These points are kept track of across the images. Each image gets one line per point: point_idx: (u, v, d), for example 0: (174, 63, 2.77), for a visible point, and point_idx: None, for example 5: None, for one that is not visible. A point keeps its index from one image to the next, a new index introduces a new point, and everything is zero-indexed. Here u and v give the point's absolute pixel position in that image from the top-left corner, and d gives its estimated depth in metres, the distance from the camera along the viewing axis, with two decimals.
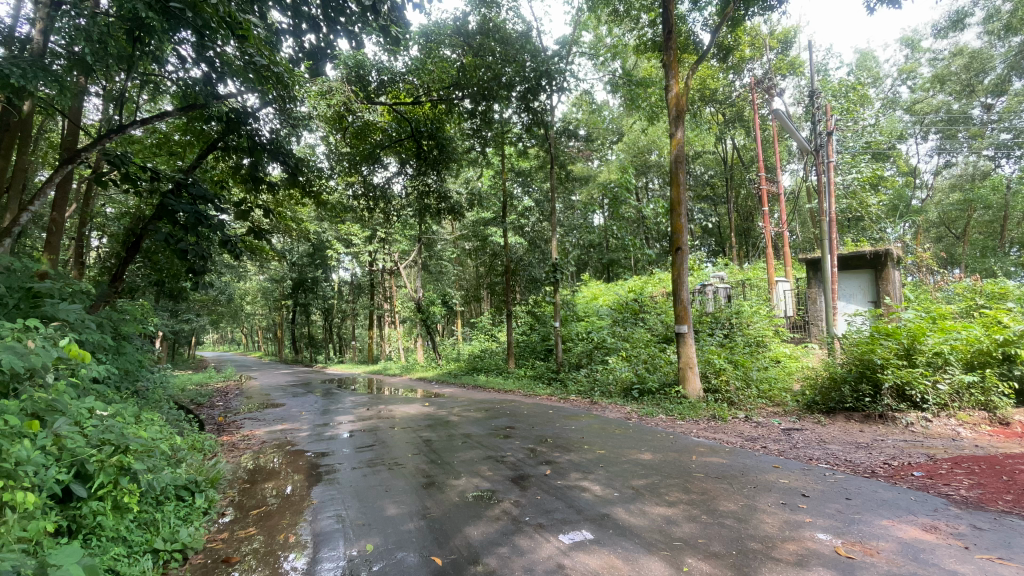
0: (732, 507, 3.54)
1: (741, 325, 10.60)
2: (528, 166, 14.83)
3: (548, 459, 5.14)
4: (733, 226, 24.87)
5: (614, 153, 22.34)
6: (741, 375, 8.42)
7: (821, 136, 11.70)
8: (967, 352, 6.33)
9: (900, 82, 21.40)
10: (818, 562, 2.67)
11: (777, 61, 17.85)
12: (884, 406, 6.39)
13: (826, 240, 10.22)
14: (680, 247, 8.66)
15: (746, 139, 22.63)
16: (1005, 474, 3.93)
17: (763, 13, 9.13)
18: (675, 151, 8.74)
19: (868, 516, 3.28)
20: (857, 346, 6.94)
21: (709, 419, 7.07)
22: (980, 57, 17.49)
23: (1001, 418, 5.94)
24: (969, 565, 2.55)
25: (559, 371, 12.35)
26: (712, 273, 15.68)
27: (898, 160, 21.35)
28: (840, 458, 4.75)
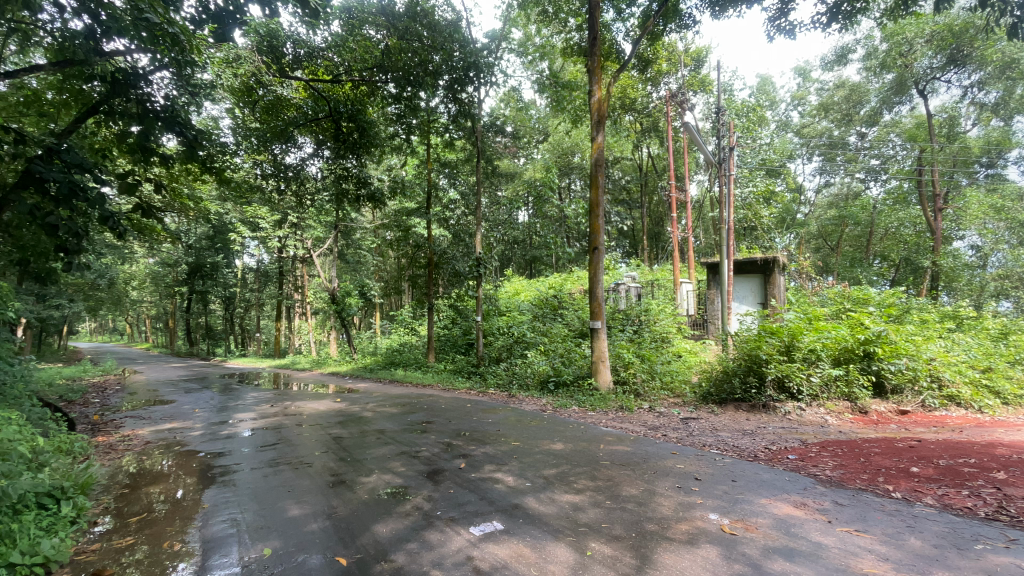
0: (634, 492, 3.76)
1: (650, 322, 11.25)
2: (455, 158, 14.61)
3: (463, 452, 5.13)
4: (645, 230, 26.47)
5: (540, 152, 22.76)
6: (646, 368, 9.00)
7: (724, 151, 12.77)
8: (835, 349, 7.26)
9: (792, 107, 23.92)
10: (707, 540, 2.91)
11: (690, 77, 19.16)
12: (767, 397, 7.11)
13: (726, 245, 11.18)
14: (596, 246, 8.94)
15: (660, 148, 24.11)
16: (862, 457, 4.55)
17: (679, 31, 9.68)
18: (596, 154, 9.08)
19: (750, 495, 3.64)
20: (747, 343, 7.68)
21: (617, 409, 7.48)
22: (858, 91, 19.36)
23: (861, 407, 6.85)
24: (830, 537, 2.91)
25: (478, 366, 12.40)
26: (626, 273, 16.54)
27: (787, 178, 23.84)
28: (729, 443, 5.22)
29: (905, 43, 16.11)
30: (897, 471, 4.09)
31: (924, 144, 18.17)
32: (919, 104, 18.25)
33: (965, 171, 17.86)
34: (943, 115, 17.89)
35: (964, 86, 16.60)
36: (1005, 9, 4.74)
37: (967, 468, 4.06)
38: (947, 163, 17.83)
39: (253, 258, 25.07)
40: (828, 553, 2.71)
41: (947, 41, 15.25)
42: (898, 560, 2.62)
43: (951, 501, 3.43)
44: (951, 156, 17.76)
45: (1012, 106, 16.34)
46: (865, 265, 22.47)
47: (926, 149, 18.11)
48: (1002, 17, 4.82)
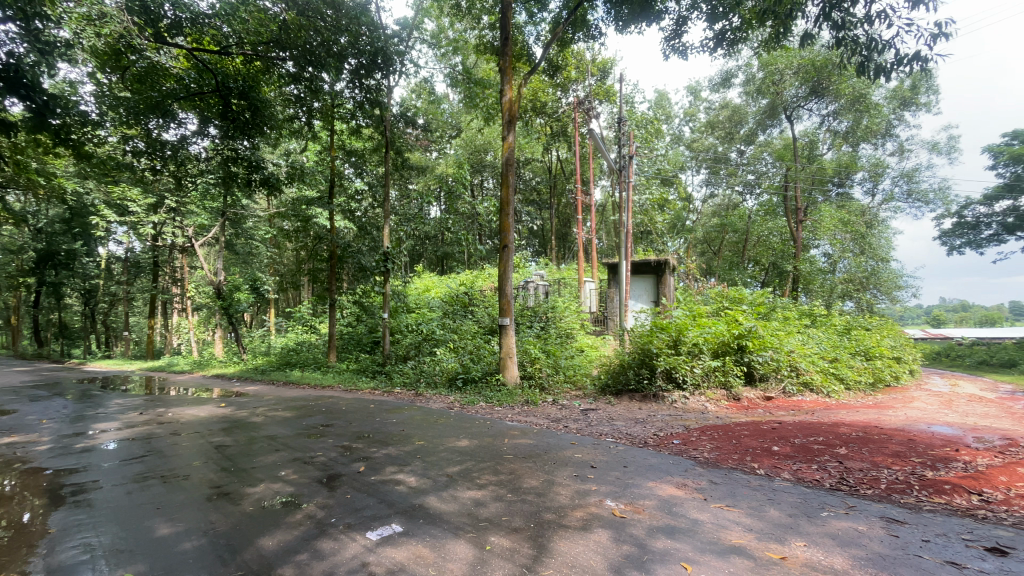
0: (534, 483, 3.88)
1: (555, 319, 11.62)
2: (361, 146, 13.94)
3: (363, 455, 4.93)
4: (553, 230, 27.42)
5: (452, 148, 22.59)
6: (551, 363, 9.28)
7: (625, 159, 13.62)
8: (715, 343, 8.06)
9: (684, 123, 26.04)
10: (600, 524, 3.08)
11: (596, 87, 20.17)
12: (657, 387, 7.71)
13: (625, 246, 11.91)
14: (506, 245, 9.06)
15: (568, 153, 25.07)
16: (734, 439, 5.10)
17: (587, 41, 10.11)
18: (506, 154, 9.20)
19: (639, 479, 3.92)
20: (641, 337, 8.28)
21: (523, 404, 7.65)
22: (739, 113, 21.33)
23: (735, 394, 7.70)
24: (706, 513, 3.21)
25: (384, 365, 11.99)
26: (534, 272, 17.00)
27: (679, 187, 26.09)
28: (623, 432, 5.57)
29: (777, 73, 18.19)
30: (762, 451, 4.64)
31: (790, 163, 20.83)
32: (786, 128, 20.83)
33: (821, 189, 20.69)
34: (806, 139, 20.57)
35: (822, 115, 19.31)
36: (856, 49, 5.46)
37: (816, 445, 4.73)
38: (807, 181, 20.52)
39: (121, 246, 22.00)
40: (703, 528, 2.99)
41: (812, 74, 17.52)
42: (759, 529, 2.97)
43: (802, 474, 3.98)
44: (810, 175, 20.47)
45: (858, 134, 19.31)
46: (741, 268, 25.18)
47: (791, 168, 20.73)
48: (853, 56, 5.55)
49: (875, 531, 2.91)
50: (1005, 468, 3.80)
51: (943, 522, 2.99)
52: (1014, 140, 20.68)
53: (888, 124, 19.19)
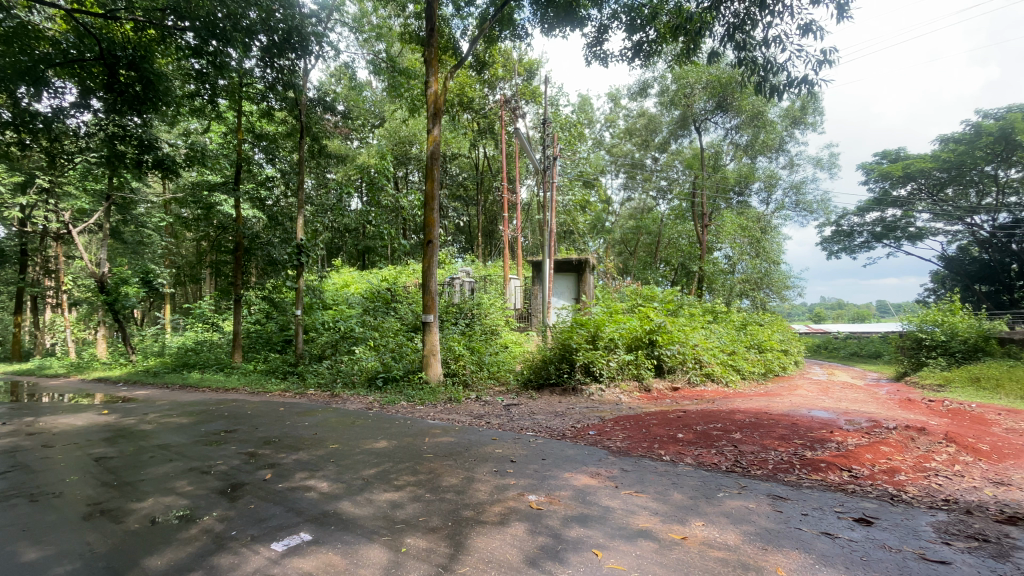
0: (453, 481, 3.85)
1: (479, 315, 11.57)
2: (274, 130, 13.02)
3: (270, 461, 4.61)
4: (479, 227, 27.40)
5: (375, 138, 21.89)
6: (475, 359, 9.27)
7: (549, 160, 13.97)
8: (628, 337, 8.56)
9: (604, 128, 27.07)
10: (517, 518, 3.12)
11: (523, 87, 20.54)
12: (576, 380, 8.01)
13: (548, 246, 12.23)
14: (431, 240, 8.89)
15: (494, 150, 25.20)
16: (645, 428, 5.42)
17: (513, 40, 10.10)
18: (432, 147, 9.00)
19: (555, 471, 4.04)
20: (561, 333, 8.50)
21: (446, 401, 7.58)
22: (653, 122, 22.33)
23: (646, 385, 8.21)
24: (617, 500, 3.38)
25: (297, 365, 11.30)
26: (460, 268, 16.91)
27: (600, 190, 27.18)
28: (542, 425, 5.70)
29: (688, 86, 19.51)
30: (668, 438, 4.97)
31: (697, 172, 22.56)
32: (695, 140, 22.43)
33: (724, 197, 22.56)
34: (712, 149, 22.31)
35: (726, 128, 21.14)
36: (754, 69, 5.98)
37: (715, 431, 5.15)
38: (712, 189, 22.36)
39: None
40: (614, 514, 3.13)
41: (718, 90, 19.01)
42: (664, 512, 3.17)
43: (703, 459, 4.31)
44: (715, 183, 22.29)
45: (755, 148, 21.12)
46: (654, 269, 26.78)
47: (698, 176, 22.52)
48: (751, 75, 6.07)
49: (763, 507, 3.22)
50: (869, 446, 4.37)
51: (819, 497, 3.39)
52: (882, 160, 23.82)
53: (781, 140, 21.30)
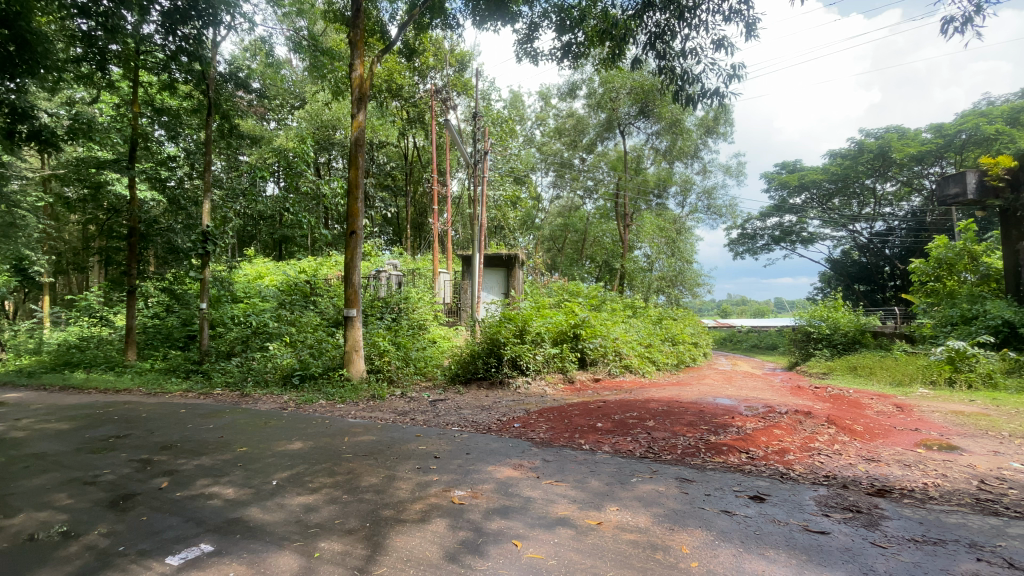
0: (373, 481, 3.74)
1: (406, 309, 11.28)
2: (178, 104, 11.80)
3: (169, 468, 4.20)
4: (408, 219, 26.75)
5: (295, 120, 20.61)
6: (401, 355, 9.05)
7: (479, 154, 13.86)
8: (554, 331, 8.78)
9: (535, 126, 27.34)
10: (438, 514, 3.09)
11: (454, 78, 20.32)
12: (503, 374, 8.08)
13: (478, 240, 12.25)
14: (354, 231, 8.52)
15: (425, 141, 24.64)
16: (567, 419, 5.59)
17: (445, 29, 9.76)
18: (356, 132, 8.61)
19: (479, 465, 4.04)
20: (490, 328, 8.52)
21: (368, 399, 7.32)
22: (581, 123, 22.83)
23: (569, 377, 8.49)
24: (538, 491, 3.45)
25: (202, 363, 10.38)
26: (387, 261, 16.44)
27: (530, 186, 27.51)
28: (468, 420, 5.69)
29: (614, 91, 20.31)
30: (588, 428, 5.15)
31: (621, 174, 23.58)
32: (619, 143, 23.25)
33: (644, 199, 23.77)
34: (635, 153, 23.32)
35: (648, 134, 22.16)
36: (674, 78, 6.28)
37: (631, 419, 5.43)
38: (635, 191, 23.62)
39: None
40: (535, 504, 3.20)
41: (641, 96, 19.99)
42: (582, 500, 3.29)
43: (619, 446, 4.52)
44: (637, 186, 23.42)
45: (673, 154, 22.19)
46: (580, 265, 27.72)
47: (622, 177, 23.42)
48: (671, 83, 6.36)
49: (671, 490, 3.44)
50: (765, 430, 4.82)
51: (721, 478, 3.68)
52: (781, 170, 26.30)
53: (696, 147, 22.65)
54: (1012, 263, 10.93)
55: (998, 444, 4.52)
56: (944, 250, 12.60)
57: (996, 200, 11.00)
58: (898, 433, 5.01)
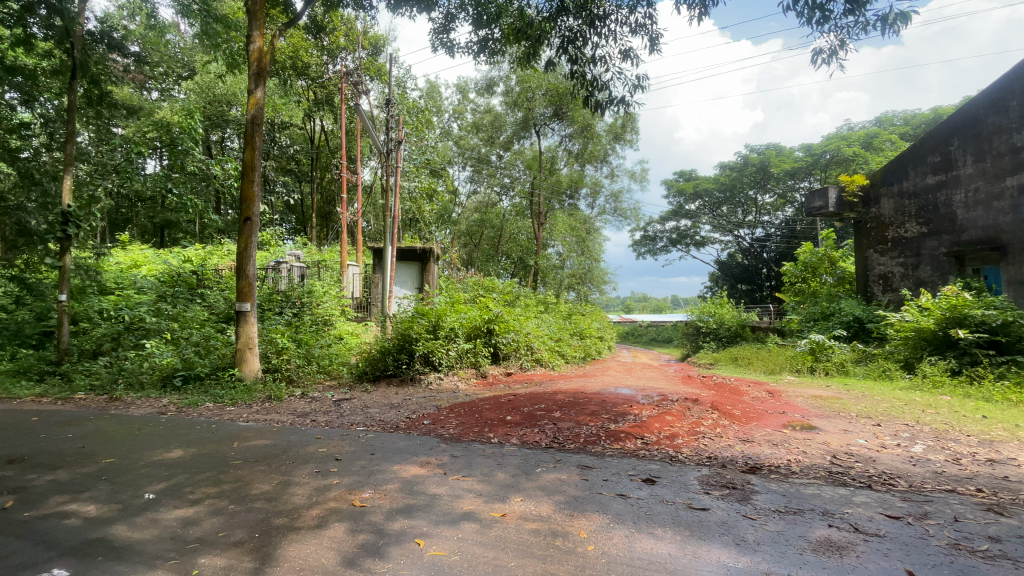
0: (266, 488, 3.47)
1: (310, 303, 10.60)
2: (31, 61, 10.02)
3: (10, 486, 3.57)
4: (313, 207, 25.16)
5: (182, 91, 18.48)
6: (302, 353, 8.52)
7: (392, 143, 13.37)
8: (468, 327, 8.80)
9: (452, 118, 26.91)
10: (337, 518, 2.94)
11: (367, 62, 19.49)
12: (414, 370, 7.91)
13: (389, 233, 11.91)
14: (249, 217, 7.85)
15: (333, 125, 23.27)
16: (478, 414, 5.60)
17: (357, 10, 9.26)
18: (253, 110, 7.90)
19: (384, 465, 3.91)
20: (401, 324, 8.28)
21: (264, 401, 6.80)
22: (499, 119, 22.86)
23: (482, 372, 8.55)
24: (444, 487, 3.42)
25: (59, 364, 8.95)
26: (289, 251, 15.36)
27: (446, 180, 27.08)
28: (375, 419, 5.50)
29: (530, 91, 20.86)
30: (498, 421, 5.22)
31: (536, 172, 23.40)
32: (535, 142, 23.69)
33: (558, 199, 24.28)
34: (549, 154, 23.94)
35: (561, 135, 22.88)
36: (584, 83, 6.49)
37: (539, 411, 5.58)
38: (549, 190, 23.91)
39: None
40: (440, 501, 3.16)
41: (556, 98, 20.70)
42: (487, 493, 3.31)
43: (526, 438, 4.63)
44: (551, 185, 23.74)
45: (584, 157, 23.10)
46: (495, 262, 27.96)
47: (537, 176, 23.50)
48: (582, 88, 6.57)
49: (573, 477, 3.58)
50: (659, 417, 5.20)
51: (618, 463, 3.91)
52: (679, 178, 28.49)
53: (605, 152, 23.51)
54: (862, 268, 12.98)
55: (845, 423, 5.29)
56: (809, 255, 14.47)
57: (851, 213, 12.93)
58: (769, 415, 5.66)
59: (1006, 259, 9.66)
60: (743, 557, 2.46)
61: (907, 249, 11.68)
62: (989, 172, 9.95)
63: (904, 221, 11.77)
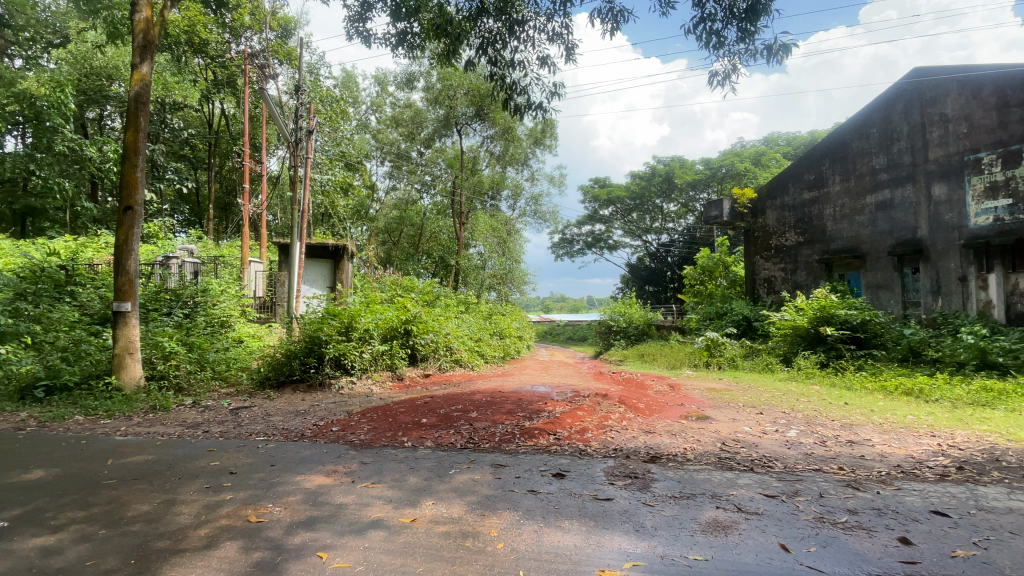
0: (145, 509, 3.11)
1: (204, 303, 9.66)
2: None
3: None
4: (211, 197, 22.98)
5: (49, 59, 16.07)
6: (193, 358, 7.76)
7: (302, 133, 12.56)
8: (383, 328, 8.52)
9: (371, 110, 25.91)
10: (229, 537, 2.71)
11: (275, 43, 18.10)
12: (323, 375, 7.51)
13: (297, 228, 11.19)
14: (131, 206, 6.97)
15: (235, 110, 21.44)
16: (391, 417, 5.44)
17: None
18: (137, 86, 7.04)
19: (286, 476, 3.68)
20: (309, 325, 7.82)
21: (147, 411, 6.10)
22: (420, 115, 22.44)
23: (398, 374, 8.33)
24: (351, 495, 3.28)
25: None
26: (181, 246, 13.92)
27: (365, 176, 25.73)
28: (277, 428, 5.14)
29: (451, 89, 20.79)
30: (412, 424, 5.10)
31: (457, 172, 23.60)
32: (457, 141, 23.55)
33: (479, 199, 24.38)
34: (471, 154, 23.91)
35: (483, 136, 23.02)
36: (504, 86, 6.53)
37: (456, 412, 5.54)
38: (470, 190, 23.90)
39: None
40: (347, 511, 3.03)
41: (477, 98, 20.80)
42: (397, 499, 3.22)
43: (441, 440, 4.57)
44: (473, 186, 23.79)
45: (505, 159, 23.48)
46: (415, 260, 27.37)
47: (458, 175, 23.63)
48: (502, 91, 6.61)
49: (486, 477, 3.60)
50: (571, 413, 5.40)
51: (530, 460, 3.99)
52: (595, 184, 29.78)
53: (526, 155, 24.04)
54: (750, 272, 14.43)
55: (734, 413, 5.83)
56: (707, 260, 15.79)
57: (742, 222, 14.31)
58: (670, 408, 6.10)
59: (865, 266, 11.33)
60: (641, 542, 2.62)
61: (787, 256, 13.15)
62: (853, 189, 11.50)
63: (785, 230, 13.23)
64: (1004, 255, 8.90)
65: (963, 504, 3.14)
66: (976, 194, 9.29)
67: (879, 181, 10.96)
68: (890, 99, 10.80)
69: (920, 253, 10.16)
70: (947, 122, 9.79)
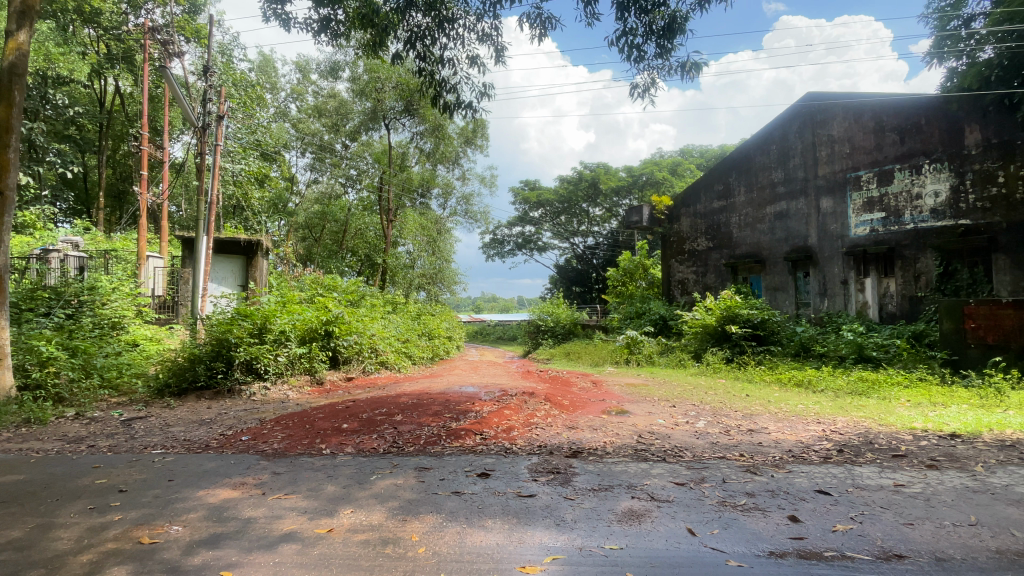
0: (12, 536, 2.71)
1: (92, 302, 8.64)
2: None
3: None
4: (101, 184, 20.52)
5: None
6: (77, 364, 6.89)
7: (212, 119, 11.61)
8: (301, 330, 8.08)
9: (291, 99, 24.48)
10: (117, 561, 2.44)
11: (180, 19, 16.52)
12: (232, 381, 7.00)
13: (204, 221, 10.29)
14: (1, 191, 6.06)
15: (132, 89, 19.32)
16: (307, 424, 5.16)
17: None
18: (12, 56, 6.10)
19: (187, 491, 3.37)
20: (217, 327, 7.27)
21: (18, 425, 5.33)
22: (344, 107, 21.52)
23: (318, 378, 7.94)
24: (261, 508, 3.07)
25: None
26: (63, 238, 12.32)
27: (283, 166, 24.47)
28: (178, 439, 4.70)
29: (379, 82, 20.28)
30: (331, 431, 4.88)
31: (385, 168, 22.91)
32: (385, 136, 22.86)
33: (409, 197, 23.82)
34: (400, 149, 23.32)
35: (413, 132, 22.57)
36: (433, 83, 6.45)
37: (379, 416, 5.38)
38: (399, 187, 23.27)
39: None
40: (255, 525, 2.84)
41: (406, 93, 20.29)
42: (313, 509, 3.06)
43: (363, 445, 4.42)
44: (401, 182, 23.17)
45: (436, 157, 23.21)
46: (339, 257, 25.63)
47: (386, 171, 22.94)
48: (431, 87, 6.51)
49: (409, 481, 3.53)
50: (496, 412, 5.43)
51: (455, 461, 3.97)
52: (525, 186, 30.19)
53: (456, 154, 23.88)
54: (667, 274, 15.34)
55: (651, 407, 6.17)
56: (628, 262, 16.57)
57: (659, 228, 15.17)
58: (592, 404, 6.33)
59: (765, 269, 12.46)
60: (561, 536, 2.69)
61: (699, 260, 14.13)
62: (756, 200, 12.60)
63: (697, 236, 14.21)
64: (878, 262, 10.23)
65: (842, 483, 3.56)
66: (856, 207, 10.56)
67: (778, 193, 12.09)
68: (787, 120, 11.95)
69: (811, 259, 11.34)
70: (833, 143, 11.02)
